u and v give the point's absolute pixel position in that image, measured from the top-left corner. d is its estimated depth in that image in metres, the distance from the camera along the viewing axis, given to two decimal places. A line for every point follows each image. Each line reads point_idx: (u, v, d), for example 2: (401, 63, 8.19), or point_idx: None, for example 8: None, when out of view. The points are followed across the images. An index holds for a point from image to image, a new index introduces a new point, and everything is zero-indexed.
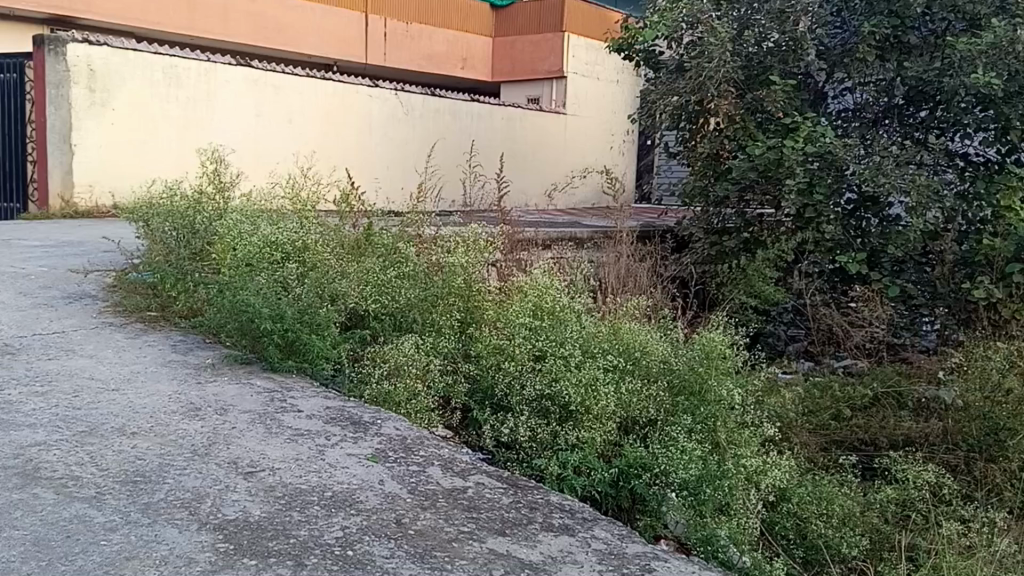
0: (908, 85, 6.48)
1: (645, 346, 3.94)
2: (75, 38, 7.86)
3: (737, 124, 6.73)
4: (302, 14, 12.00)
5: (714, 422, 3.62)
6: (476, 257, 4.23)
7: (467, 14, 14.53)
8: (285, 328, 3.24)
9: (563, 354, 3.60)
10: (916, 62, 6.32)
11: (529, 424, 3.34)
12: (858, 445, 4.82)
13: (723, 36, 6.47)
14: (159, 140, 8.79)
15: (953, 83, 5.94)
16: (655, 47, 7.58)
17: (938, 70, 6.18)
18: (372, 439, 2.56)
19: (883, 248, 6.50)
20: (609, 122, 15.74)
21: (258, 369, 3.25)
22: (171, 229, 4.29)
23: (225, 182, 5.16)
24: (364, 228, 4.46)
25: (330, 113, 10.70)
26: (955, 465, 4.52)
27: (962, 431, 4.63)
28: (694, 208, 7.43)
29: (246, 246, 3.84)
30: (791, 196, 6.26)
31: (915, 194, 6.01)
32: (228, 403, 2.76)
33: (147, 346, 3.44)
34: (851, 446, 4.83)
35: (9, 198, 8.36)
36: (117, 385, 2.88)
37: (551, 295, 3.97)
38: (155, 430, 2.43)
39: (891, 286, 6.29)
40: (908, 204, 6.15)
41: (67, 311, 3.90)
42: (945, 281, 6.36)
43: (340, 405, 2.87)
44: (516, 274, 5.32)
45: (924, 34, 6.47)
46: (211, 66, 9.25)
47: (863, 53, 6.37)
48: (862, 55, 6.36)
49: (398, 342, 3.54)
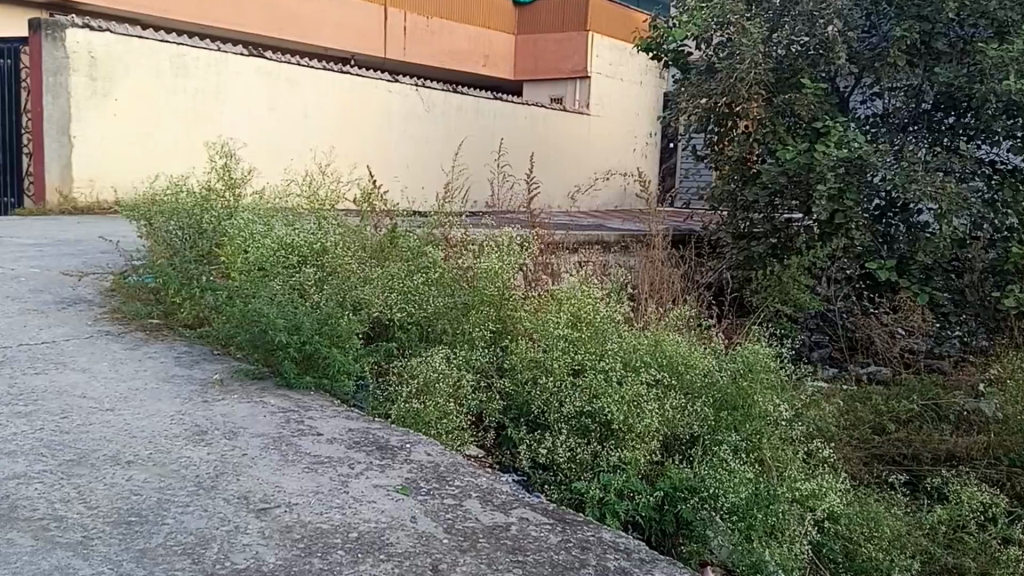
0: (939, 91, 6.17)
1: (691, 359, 3.59)
2: (75, 24, 7.61)
3: (766, 128, 6.39)
4: (320, 8, 11.75)
5: (758, 440, 3.33)
6: (508, 262, 3.91)
7: (488, 12, 14.26)
8: (303, 341, 2.95)
9: (604, 368, 3.31)
10: (946, 67, 5.99)
11: (568, 444, 3.05)
12: (896, 459, 4.34)
13: (755, 36, 6.12)
14: (164, 134, 8.54)
15: (984, 90, 5.65)
16: (684, 47, 7.24)
17: (970, 76, 5.86)
18: (402, 467, 2.26)
19: (914, 255, 6.22)
20: (631, 125, 15.42)
21: (270, 386, 2.96)
22: (177, 229, 4.00)
23: (236, 178, 4.87)
24: (389, 231, 4.17)
25: (347, 108, 10.42)
26: (999, 481, 4.15)
27: (1008, 446, 4.29)
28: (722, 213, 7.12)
29: (259, 248, 3.56)
30: (822, 202, 5.90)
31: (946, 203, 5.70)
32: (239, 426, 2.47)
33: (147, 358, 3.16)
34: (891, 461, 4.35)
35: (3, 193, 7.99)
36: (111, 405, 2.60)
37: (591, 305, 3.66)
38: (154, 458, 2.16)
39: (922, 295, 5.99)
40: (937, 212, 5.86)
41: (61, 318, 3.63)
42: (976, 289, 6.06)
43: (363, 427, 2.59)
44: (547, 281, 5.00)
45: (952, 40, 6.09)
46: (223, 57, 9.00)
47: (893, 58, 6.01)
48: (893, 60, 6.00)
49: (427, 355, 3.26)
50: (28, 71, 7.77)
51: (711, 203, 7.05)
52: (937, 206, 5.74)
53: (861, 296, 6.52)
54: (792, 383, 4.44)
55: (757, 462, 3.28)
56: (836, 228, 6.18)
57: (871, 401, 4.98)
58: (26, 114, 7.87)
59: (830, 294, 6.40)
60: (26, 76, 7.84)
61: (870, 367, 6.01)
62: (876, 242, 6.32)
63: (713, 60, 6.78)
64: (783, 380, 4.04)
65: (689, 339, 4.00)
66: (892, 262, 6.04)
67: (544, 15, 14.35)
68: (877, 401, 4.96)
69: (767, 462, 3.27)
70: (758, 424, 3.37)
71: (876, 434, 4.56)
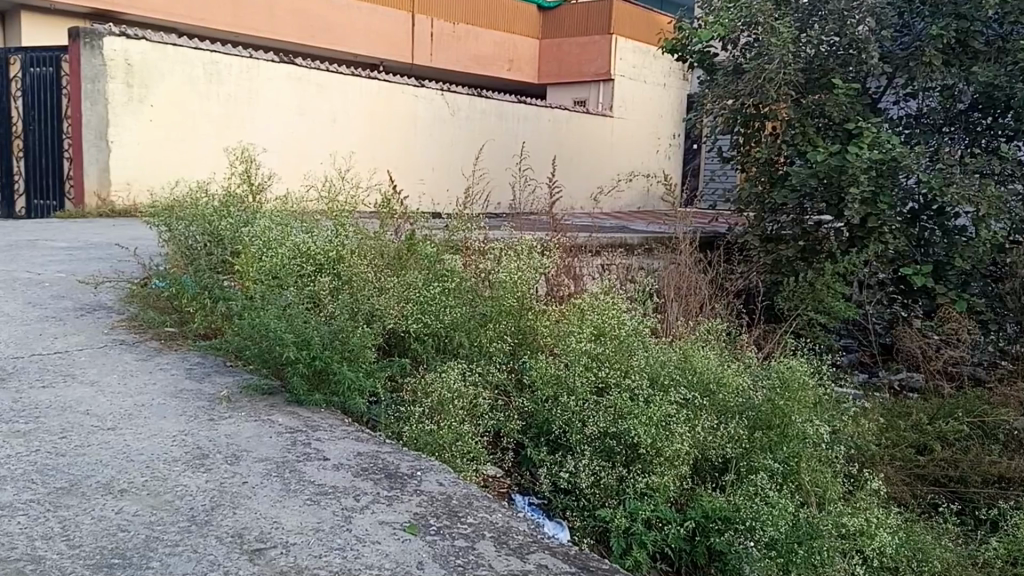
0: (978, 91, 5.97)
1: (723, 377, 3.44)
2: (112, 31, 7.54)
3: (796, 129, 6.20)
4: (348, 13, 11.61)
5: (796, 464, 3.19)
6: (527, 268, 3.76)
7: (515, 15, 14.08)
8: (313, 357, 2.78)
9: (629, 387, 3.16)
10: (986, 67, 5.78)
11: (591, 467, 2.92)
12: (939, 480, 4.18)
13: (785, 37, 5.92)
14: (197, 138, 8.46)
15: None
16: (710, 48, 7.04)
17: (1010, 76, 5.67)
18: (410, 500, 2.13)
19: (950, 260, 6.05)
20: (655, 127, 15.26)
21: (280, 403, 2.80)
22: (197, 233, 3.90)
23: (256, 182, 4.75)
24: (408, 237, 4.03)
25: (376, 112, 10.31)
26: None
27: None
28: (749, 215, 6.95)
29: (273, 255, 3.42)
30: (855, 206, 5.70)
31: (984, 206, 5.54)
32: (243, 450, 2.33)
33: (159, 370, 3.04)
34: (935, 482, 4.19)
35: (44, 195, 7.97)
36: (114, 423, 2.45)
37: (616, 321, 3.49)
38: (149, 486, 2.03)
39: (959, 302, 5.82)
40: (975, 215, 5.69)
41: (77, 326, 3.51)
42: (1015, 296, 5.87)
43: (373, 451, 2.45)
44: (570, 288, 4.85)
45: (990, 39, 5.94)
46: (253, 63, 8.90)
47: (929, 57, 5.81)
48: (928, 60, 5.80)
49: (441, 370, 3.11)
50: (69, 79, 7.71)
51: (736, 206, 6.85)
52: (976, 210, 5.60)
53: (893, 301, 6.34)
54: (828, 395, 4.27)
55: (796, 489, 3.15)
56: (869, 232, 6.00)
57: (917, 417, 4.81)
58: (66, 120, 7.80)
59: (865, 303, 6.19)
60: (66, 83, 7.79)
61: (904, 375, 5.84)
62: (910, 248, 6.18)
63: (741, 61, 6.59)
64: (820, 396, 3.88)
65: (712, 350, 3.84)
66: (927, 268, 5.88)
67: (571, 18, 14.16)
68: (919, 416, 4.79)
69: (805, 489, 3.14)
70: (794, 446, 3.22)
71: (915, 452, 4.40)
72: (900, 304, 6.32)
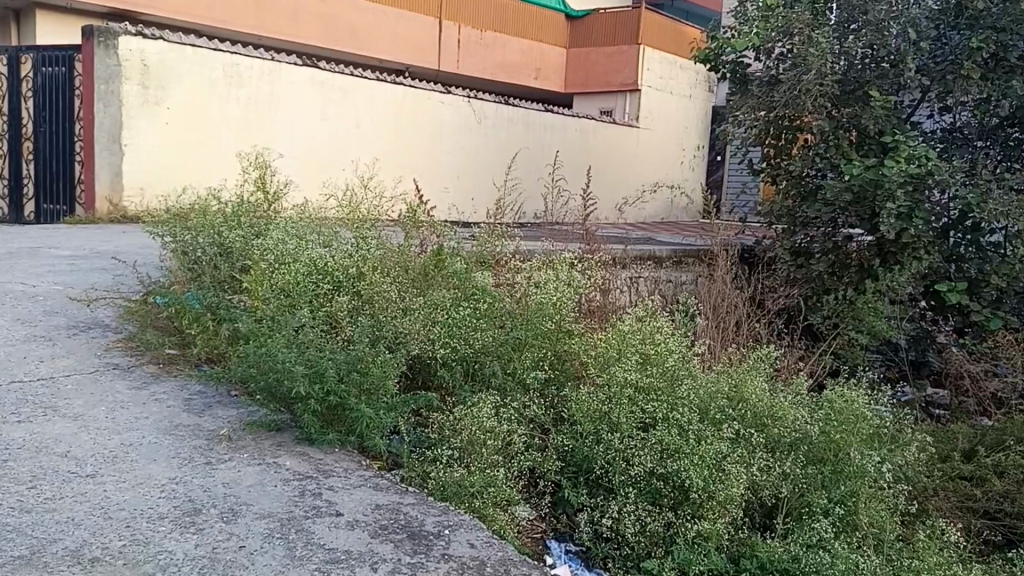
0: (1018, 105, 5.62)
1: (777, 408, 2.98)
2: (127, 31, 7.28)
3: (830, 142, 5.84)
4: (374, 18, 11.33)
5: (853, 504, 2.79)
6: (562, 284, 3.39)
7: (542, 23, 13.77)
8: (327, 392, 2.42)
9: (681, 420, 2.76)
10: None
11: (637, 512, 2.56)
12: (994, 513, 3.66)
13: (823, 46, 5.57)
14: (215, 142, 8.17)
15: None
16: (743, 59, 6.64)
17: None
18: (437, 569, 1.80)
19: (987, 276, 5.61)
20: (681, 138, 14.89)
21: (289, 442, 2.48)
22: (205, 243, 3.59)
23: (274, 190, 4.43)
24: (436, 252, 3.66)
25: (400, 118, 10.01)
26: None
27: None
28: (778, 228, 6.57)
29: (285, 272, 3.08)
30: (891, 221, 5.27)
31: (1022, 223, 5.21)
32: (242, 503, 2.02)
33: (153, 402, 2.74)
34: (987, 516, 3.67)
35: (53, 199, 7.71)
36: (94, 470, 2.17)
37: (666, 346, 3.07)
38: (126, 554, 1.71)
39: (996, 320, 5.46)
40: (1014, 231, 5.37)
41: (68, 348, 3.20)
42: None
43: (393, 504, 2.12)
44: (603, 304, 4.48)
45: None
46: (275, 67, 8.62)
47: (968, 70, 5.48)
48: (967, 73, 5.47)
49: (475, 402, 2.74)
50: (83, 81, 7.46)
51: (767, 220, 6.46)
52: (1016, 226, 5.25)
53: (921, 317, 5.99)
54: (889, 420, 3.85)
55: (852, 533, 2.74)
56: (902, 246, 5.60)
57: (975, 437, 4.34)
58: (78, 122, 7.54)
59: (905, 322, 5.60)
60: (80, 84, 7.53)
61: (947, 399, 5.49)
62: (944, 263, 5.78)
63: (774, 73, 6.23)
64: (883, 425, 3.45)
65: (764, 363, 3.39)
66: (962, 284, 5.48)
67: (598, 28, 13.83)
68: (978, 436, 4.32)
69: (866, 537, 2.75)
70: (853, 484, 2.81)
71: (974, 483, 3.88)
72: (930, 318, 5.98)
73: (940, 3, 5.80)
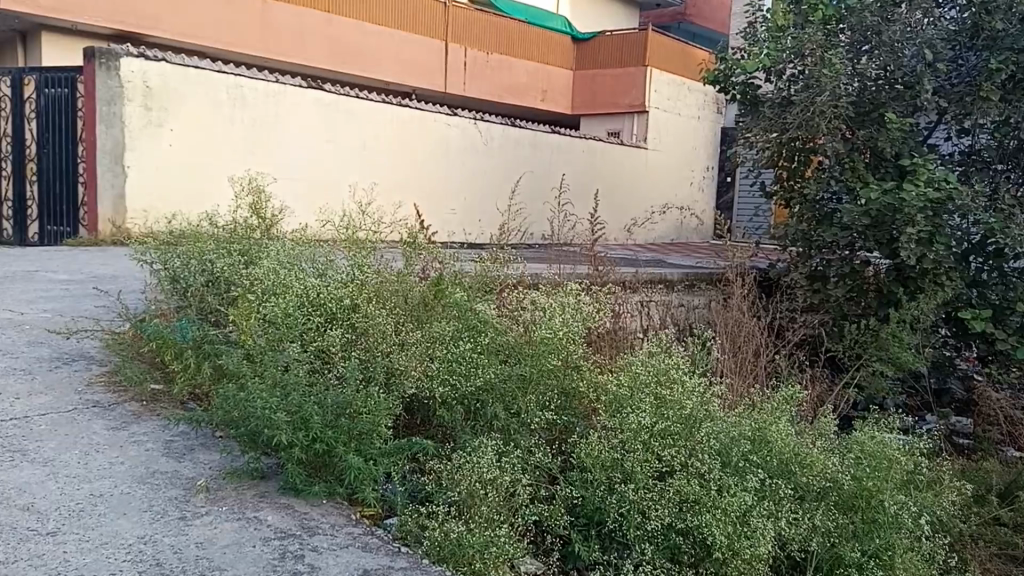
0: None
1: (805, 456, 2.75)
2: (130, 52, 7.14)
3: (845, 165, 5.64)
4: (379, 39, 11.18)
5: (889, 559, 2.58)
6: (569, 315, 3.16)
7: (549, 44, 13.61)
8: (312, 440, 2.24)
9: (701, 469, 2.56)
10: None
11: (653, 572, 2.36)
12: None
13: (837, 66, 5.37)
14: (220, 164, 8.02)
15: None
16: (754, 79, 6.44)
17: None
18: None
19: (1013, 303, 5.38)
20: (689, 159, 14.71)
21: (273, 493, 2.30)
22: (198, 275, 3.42)
23: (270, 216, 4.24)
24: (436, 281, 3.45)
25: (406, 140, 9.84)
26: None
27: None
28: (792, 252, 6.36)
29: (275, 303, 2.89)
30: (911, 247, 5.07)
31: None
32: (215, 568, 1.83)
33: (132, 445, 2.56)
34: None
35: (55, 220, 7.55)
36: (55, 527, 2.00)
37: (682, 386, 2.87)
38: None
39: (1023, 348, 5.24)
40: None
41: (45, 383, 3.01)
42: None
43: (383, 570, 1.93)
44: (615, 336, 4.27)
45: None
46: (279, 87, 8.47)
47: (986, 92, 5.30)
48: (985, 95, 5.29)
49: (478, 447, 2.54)
50: (84, 101, 7.32)
51: (782, 243, 6.26)
52: None
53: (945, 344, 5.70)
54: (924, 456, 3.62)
55: None
56: (922, 272, 5.38)
57: (1010, 477, 4.07)
58: (80, 143, 7.40)
59: (928, 349, 5.31)
60: (81, 105, 7.39)
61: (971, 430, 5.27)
62: (967, 289, 5.53)
63: (786, 94, 6.04)
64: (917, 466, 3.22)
65: (786, 402, 3.16)
66: (988, 312, 5.22)
67: (605, 48, 13.66)
68: (1013, 476, 4.05)
69: None
70: (888, 537, 2.61)
71: (1013, 530, 3.59)
72: (955, 345, 5.70)
73: (955, 24, 5.63)
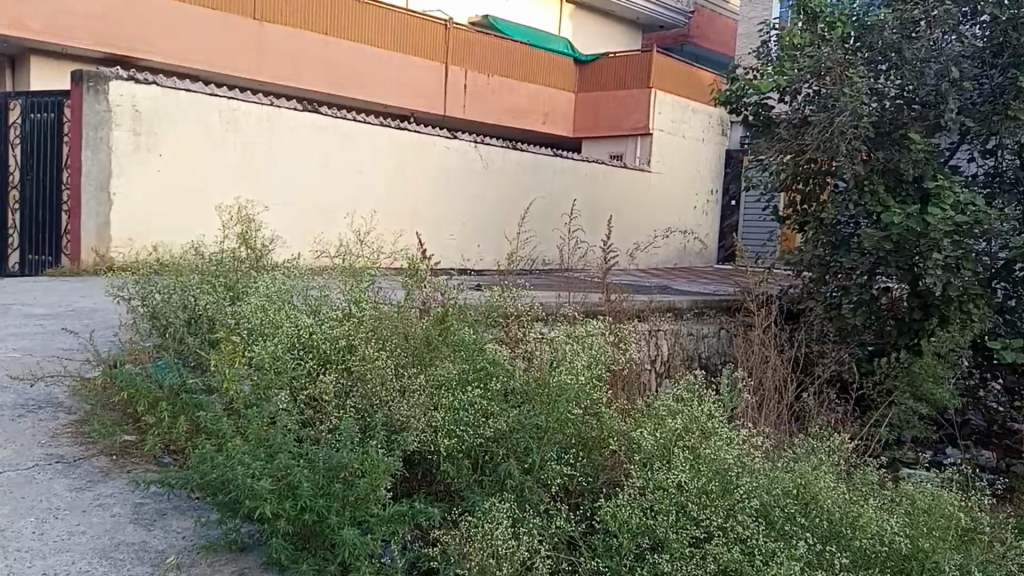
0: None
1: (856, 517, 2.41)
2: (119, 76, 6.89)
3: (865, 188, 5.33)
4: (376, 61, 10.91)
5: None
6: (585, 355, 2.84)
7: (551, 66, 13.34)
8: (299, 509, 1.94)
9: (742, 534, 2.25)
10: None
11: None
12: None
13: (858, 85, 5.07)
14: (212, 190, 7.75)
15: None
16: (768, 99, 6.13)
17: None
18: None
19: None
20: (694, 182, 14.44)
21: (254, 569, 2.02)
22: (179, 314, 3.13)
23: (260, 245, 3.94)
24: (439, 316, 3.14)
25: (405, 165, 9.56)
26: None
27: None
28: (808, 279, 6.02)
29: (262, 346, 2.57)
30: (936, 273, 4.70)
31: None
32: None
33: (94, 509, 2.26)
34: None
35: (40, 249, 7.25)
36: None
37: (718, 440, 2.56)
38: None
39: None
40: None
41: (5, 433, 2.71)
42: None
43: None
44: (632, 373, 3.95)
45: None
46: (274, 111, 8.20)
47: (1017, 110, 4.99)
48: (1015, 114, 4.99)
49: (490, 512, 2.24)
50: (70, 126, 7.05)
51: (796, 270, 5.93)
52: None
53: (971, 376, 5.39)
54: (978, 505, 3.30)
55: None
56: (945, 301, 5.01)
57: None
58: (66, 169, 7.11)
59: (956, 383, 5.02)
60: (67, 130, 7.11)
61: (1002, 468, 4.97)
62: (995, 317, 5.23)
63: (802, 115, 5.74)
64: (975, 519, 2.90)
65: (823, 452, 2.84)
66: (1019, 341, 4.88)
67: (608, 71, 13.39)
68: None
69: None
70: None
71: None
72: (982, 377, 5.38)
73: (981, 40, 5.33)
